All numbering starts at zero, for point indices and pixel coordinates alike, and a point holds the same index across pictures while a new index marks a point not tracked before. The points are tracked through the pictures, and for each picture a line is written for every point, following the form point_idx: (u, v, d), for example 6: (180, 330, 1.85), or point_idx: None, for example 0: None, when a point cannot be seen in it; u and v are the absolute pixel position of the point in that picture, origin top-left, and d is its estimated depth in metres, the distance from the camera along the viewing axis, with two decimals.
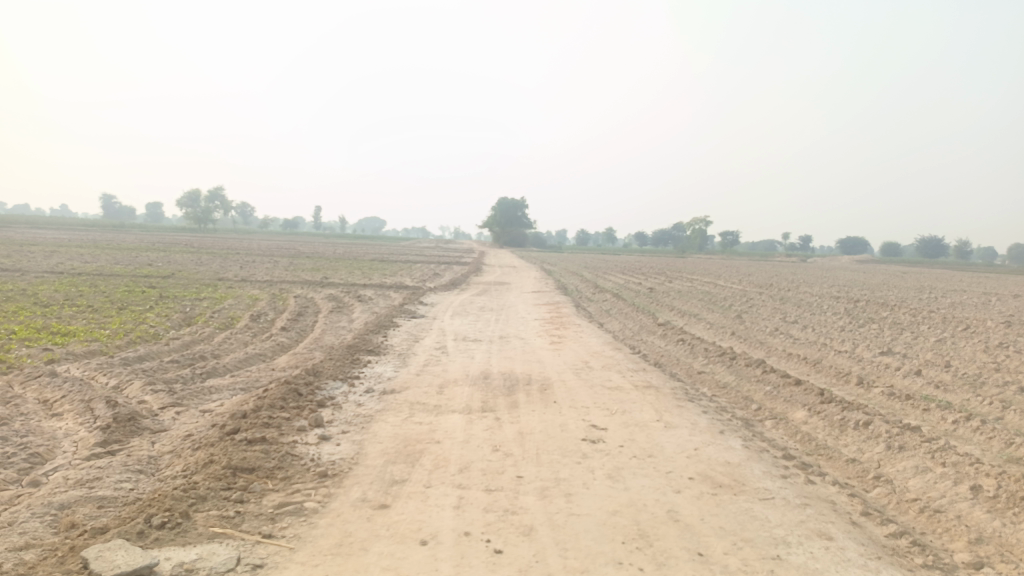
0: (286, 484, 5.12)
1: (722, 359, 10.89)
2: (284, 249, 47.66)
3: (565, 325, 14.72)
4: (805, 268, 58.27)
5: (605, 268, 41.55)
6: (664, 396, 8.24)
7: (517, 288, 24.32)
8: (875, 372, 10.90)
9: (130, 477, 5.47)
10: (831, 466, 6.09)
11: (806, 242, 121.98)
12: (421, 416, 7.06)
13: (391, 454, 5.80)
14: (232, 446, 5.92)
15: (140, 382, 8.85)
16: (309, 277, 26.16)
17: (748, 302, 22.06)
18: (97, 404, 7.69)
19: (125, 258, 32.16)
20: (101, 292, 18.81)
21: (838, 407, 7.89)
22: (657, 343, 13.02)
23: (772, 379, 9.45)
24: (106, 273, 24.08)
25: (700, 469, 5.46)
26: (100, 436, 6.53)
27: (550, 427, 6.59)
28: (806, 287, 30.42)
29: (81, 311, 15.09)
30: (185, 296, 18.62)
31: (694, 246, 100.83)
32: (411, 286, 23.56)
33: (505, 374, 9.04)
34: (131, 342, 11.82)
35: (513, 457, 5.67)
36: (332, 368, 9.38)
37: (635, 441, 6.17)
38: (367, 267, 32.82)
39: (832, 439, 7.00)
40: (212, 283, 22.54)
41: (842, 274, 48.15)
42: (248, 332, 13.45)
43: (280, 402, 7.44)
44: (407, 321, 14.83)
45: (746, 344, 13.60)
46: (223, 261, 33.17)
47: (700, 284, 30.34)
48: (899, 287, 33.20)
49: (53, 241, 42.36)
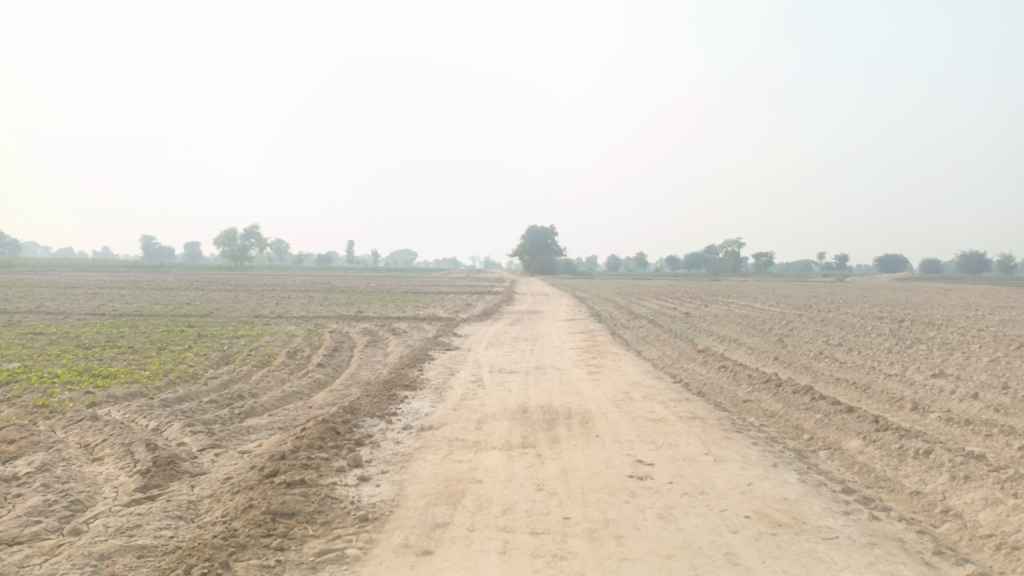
0: (326, 529, 4.98)
1: (767, 386, 10.56)
2: (318, 284, 48.27)
3: (602, 353, 14.49)
4: (844, 287, 57.05)
5: (638, 294, 41.01)
6: (710, 427, 7.97)
7: (551, 316, 24.07)
8: (929, 396, 10.46)
9: (170, 524, 5.39)
10: (894, 500, 5.77)
11: (843, 261, 119.79)
12: (461, 453, 6.90)
13: (432, 495, 5.65)
14: (271, 490, 5.82)
15: (179, 423, 8.85)
16: (343, 312, 26.32)
17: (788, 325, 21.55)
18: (137, 448, 7.67)
19: (165, 298, 32.78)
20: (141, 333, 19.09)
21: (895, 435, 7.53)
22: (699, 370, 12.71)
23: (821, 406, 9.10)
24: (147, 314, 24.51)
25: (755, 506, 5.21)
26: (140, 481, 6.49)
27: (594, 463, 6.38)
28: (848, 307, 29.69)
29: (122, 352, 15.28)
30: (223, 334, 18.80)
31: (727, 269, 99.65)
32: (445, 318, 23.52)
33: (544, 408, 8.86)
34: (170, 382, 11.89)
35: (558, 496, 5.47)
36: (369, 405, 9.28)
37: (684, 477, 5.93)
38: (400, 300, 32.95)
39: (891, 469, 6.66)
40: (249, 320, 22.76)
41: (882, 292, 47.06)
42: (285, 369, 13.47)
43: (318, 441, 7.35)
44: (442, 354, 14.74)
45: (790, 369, 13.21)
46: (259, 298, 33.60)
47: (736, 307, 29.86)
48: (944, 305, 32.28)
49: (96, 283, 43.39)
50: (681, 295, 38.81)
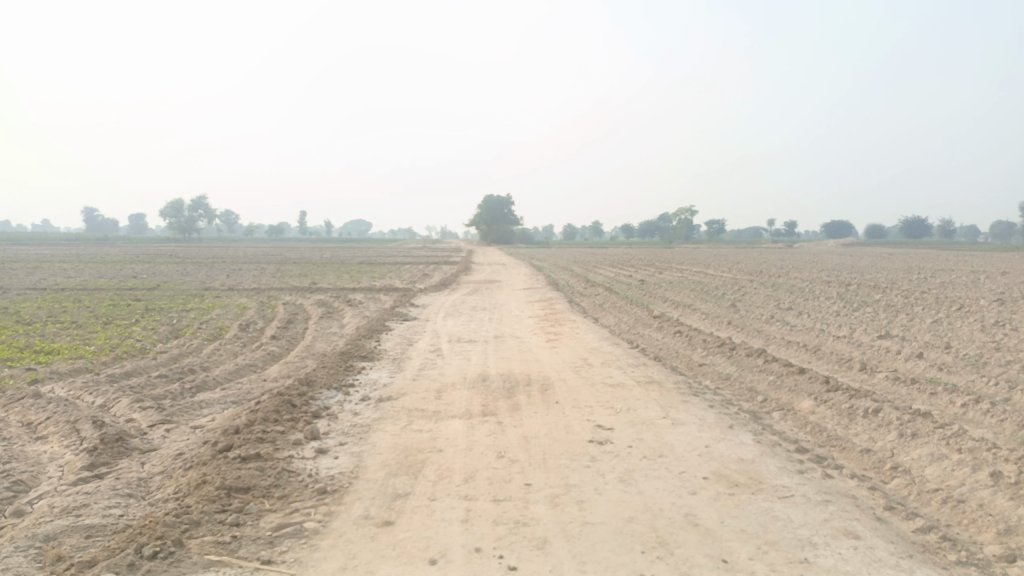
0: (284, 504, 4.88)
1: (721, 350, 10.72)
2: (270, 256, 47.35)
3: (560, 321, 14.53)
4: (793, 254, 58.41)
5: (594, 261, 41.37)
6: (667, 391, 8.05)
7: (508, 285, 24.06)
8: (877, 357, 10.77)
9: (120, 502, 5.22)
10: (845, 458, 5.91)
11: (792, 227, 122.47)
12: (420, 423, 6.84)
13: (392, 465, 5.58)
14: (225, 465, 5.68)
15: (127, 399, 8.58)
16: (297, 283, 25.87)
17: (741, 290, 21.94)
18: (83, 425, 7.40)
19: (109, 271, 31.69)
20: (85, 307, 18.44)
21: (845, 395, 7.72)
22: (655, 336, 12.85)
23: (775, 368, 9.28)
24: (90, 288, 23.67)
25: (713, 467, 5.28)
26: (86, 459, 6.27)
27: (555, 429, 6.38)
28: (798, 272, 30.37)
29: (65, 328, 14.74)
30: (171, 307, 18.27)
31: (680, 237, 100.94)
32: (401, 288, 23.29)
33: (503, 375, 8.84)
34: (117, 358, 11.51)
35: (519, 463, 5.45)
36: (325, 377, 9.12)
37: (644, 441, 5.98)
38: (356, 271, 32.54)
39: (842, 428, 6.83)
40: (199, 293, 22.19)
41: (829, 258, 48.33)
42: (237, 342, 13.17)
43: (273, 414, 7.20)
44: (399, 324, 14.60)
45: (743, 333, 13.45)
46: (209, 270, 32.72)
47: (690, 273, 30.29)
48: (889, 269, 33.24)
49: (35, 257, 41.75)
50: (637, 263, 39.26)
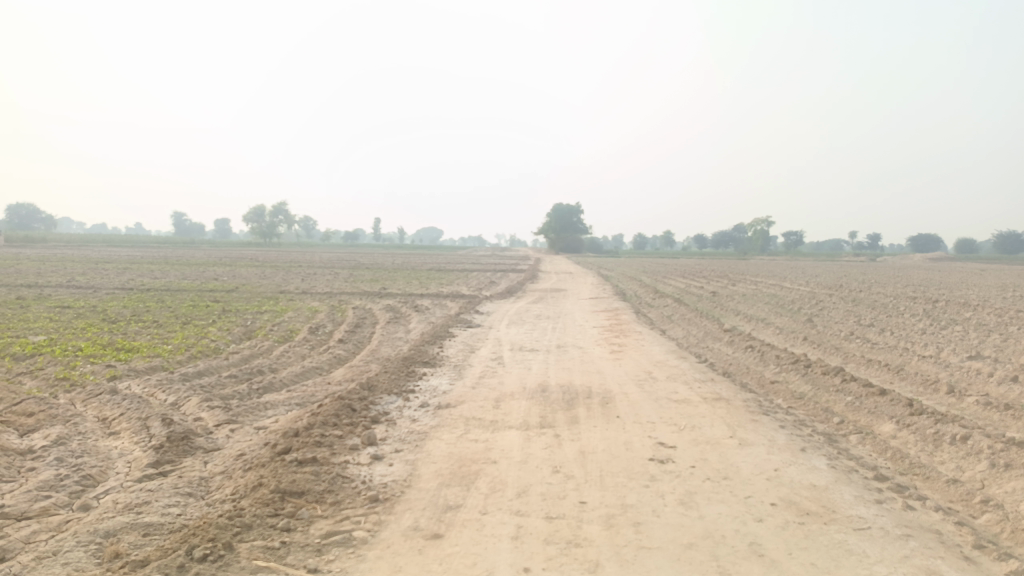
0: (335, 510, 4.84)
1: (795, 367, 10.23)
2: (343, 260, 48.49)
3: (625, 332, 14.21)
4: (875, 267, 56.02)
5: (664, 272, 40.71)
6: (735, 409, 7.70)
7: (575, 295, 23.80)
8: (966, 379, 10.05)
9: (179, 501, 5.29)
10: (929, 488, 5.48)
11: (875, 240, 117.53)
12: (477, 433, 6.72)
13: (446, 475, 5.48)
14: (282, 467, 5.70)
15: (197, 398, 8.80)
16: (368, 288, 26.31)
17: (818, 305, 21.02)
18: (153, 423, 7.62)
19: (192, 273, 33.03)
20: (166, 307, 19.19)
21: (930, 419, 7.20)
22: (725, 350, 12.40)
23: (853, 389, 8.77)
24: (173, 289, 24.68)
25: (782, 493, 4.96)
26: (152, 456, 6.42)
27: (614, 445, 6.16)
28: (881, 287, 28.95)
29: (146, 327, 15.35)
30: (246, 309, 18.85)
31: (755, 248, 98.28)
32: (468, 295, 23.36)
33: (564, 387, 8.65)
34: (191, 357, 11.88)
35: (575, 479, 5.27)
36: (387, 382, 9.14)
37: (707, 461, 5.70)
38: (425, 277, 32.91)
39: (926, 456, 6.35)
40: (273, 296, 22.81)
41: (915, 273, 45.97)
42: (306, 345, 13.41)
43: (333, 419, 7.22)
44: (463, 331, 14.58)
45: (819, 350, 12.84)
46: (285, 274, 33.70)
47: (765, 286, 29.32)
48: (981, 285, 31.35)
49: (125, 259, 43.86)
50: (709, 274, 38.40)
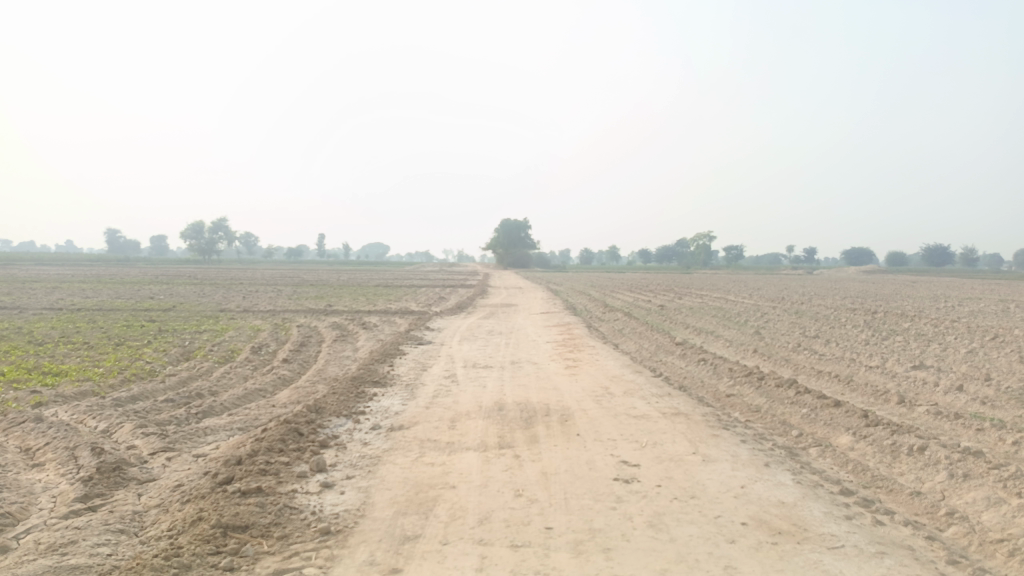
0: (282, 545, 4.49)
1: (749, 379, 10.22)
2: (288, 277, 47.35)
3: (579, 347, 14.07)
4: (813, 280, 57.65)
5: (611, 286, 40.89)
6: (695, 424, 7.59)
7: (526, 310, 23.61)
8: (914, 389, 10.21)
9: (109, 539, 4.85)
10: (894, 501, 5.42)
11: (811, 253, 121.26)
12: (433, 456, 6.43)
13: (402, 503, 5.17)
14: (224, 499, 5.30)
15: (130, 424, 8.26)
16: (313, 305, 25.64)
17: (764, 317, 21.33)
18: (82, 452, 7.07)
19: (126, 292, 31.72)
20: (99, 328, 18.25)
21: (886, 430, 7.23)
22: (678, 364, 12.37)
23: (807, 400, 8.79)
24: (106, 308, 23.56)
25: (752, 512, 4.83)
26: (80, 489, 5.92)
27: (577, 465, 5.96)
28: (822, 299, 29.66)
29: (76, 349, 14.51)
30: (185, 329, 18.08)
31: (699, 262, 100.13)
32: (417, 311, 22.94)
33: (521, 404, 8.41)
34: (125, 380, 11.22)
35: (539, 503, 5.03)
36: (335, 403, 8.74)
37: (673, 480, 5.54)
38: (373, 293, 32.37)
39: (886, 468, 6.34)
40: (214, 315, 21.97)
41: (852, 284, 47.33)
42: (249, 366, 12.86)
43: (279, 444, 6.82)
44: (414, 348, 14.21)
45: (770, 362, 12.94)
46: (226, 291, 32.69)
47: (711, 299, 29.78)
48: (913, 297, 32.46)
49: (53, 278, 41.63)
50: (655, 288, 38.81)
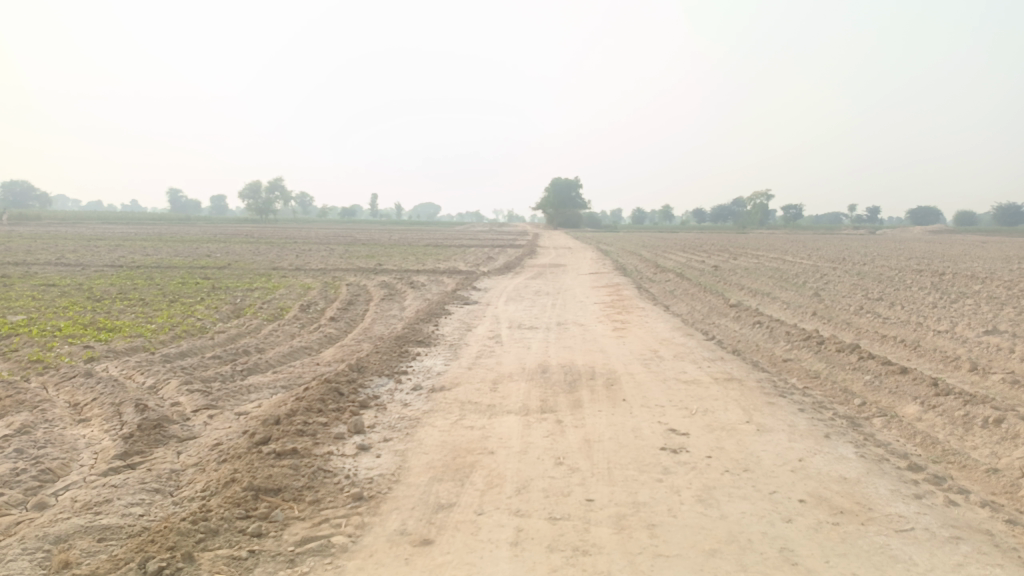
0: (313, 511, 4.35)
1: (808, 344, 9.73)
2: (341, 236, 47.83)
3: (628, 308, 13.72)
4: (876, 239, 55.52)
5: (664, 246, 40.04)
6: (749, 390, 7.21)
7: (575, 270, 23.17)
8: (987, 356, 9.57)
9: (144, 499, 4.80)
10: (968, 479, 4.98)
11: (874, 213, 116.84)
12: (472, 419, 6.23)
13: (438, 469, 4.98)
14: (258, 461, 5.20)
15: (176, 380, 8.30)
16: (363, 264, 25.74)
17: (824, 279, 20.49)
18: (127, 409, 7.10)
19: (184, 250, 32.42)
20: (155, 285, 18.62)
21: (958, 400, 6.72)
22: (731, 326, 11.92)
23: (870, 366, 8.30)
24: (163, 266, 24.07)
25: (810, 488, 4.48)
26: (120, 447, 5.91)
27: (621, 432, 5.67)
28: (886, 259, 28.38)
29: (132, 305, 14.82)
30: (237, 286, 18.30)
31: (755, 221, 97.44)
32: (465, 271, 22.79)
33: (565, 367, 8.16)
34: (175, 337, 11.36)
35: (580, 473, 4.77)
36: (377, 363, 8.63)
37: (724, 451, 5.21)
38: (423, 252, 32.43)
39: (957, 441, 5.88)
40: (266, 273, 22.22)
41: (919, 244, 45.26)
42: (296, 324, 12.90)
43: (318, 404, 6.71)
44: (459, 308, 14.03)
45: (830, 326, 12.35)
46: (279, 250, 33.13)
47: (767, 259, 28.83)
48: (984, 257, 30.76)
49: (117, 236, 42.95)
50: (709, 248, 37.82)
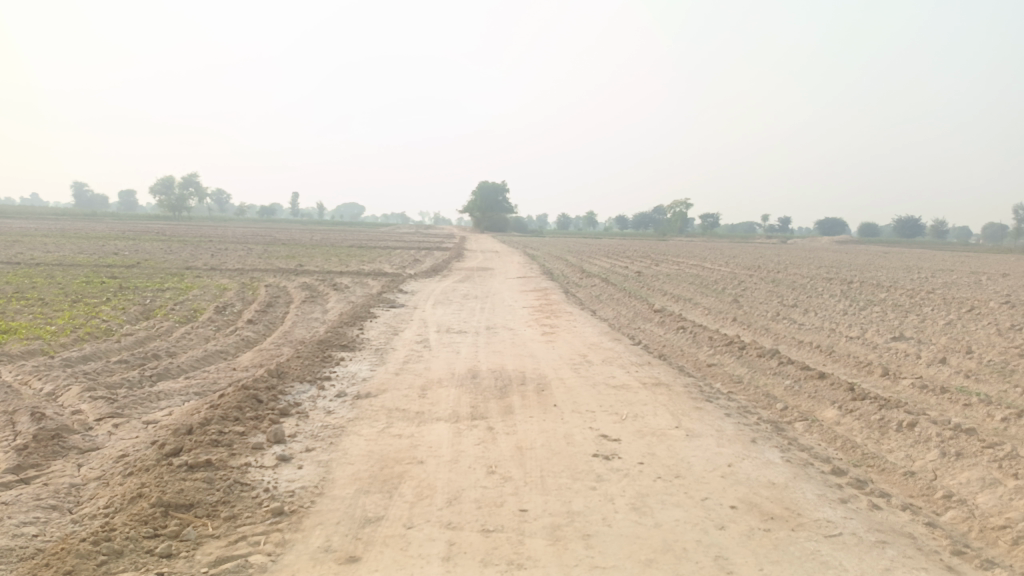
0: (229, 528, 4.06)
1: (730, 349, 9.93)
2: (259, 237, 46.31)
3: (555, 313, 13.72)
4: (788, 249, 57.85)
5: (589, 252, 40.50)
6: (677, 395, 7.26)
7: (502, 274, 23.11)
8: (896, 361, 10.00)
9: (38, 517, 4.38)
10: (887, 482, 5.13)
11: (785, 222, 122.11)
12: (400, 427, 6.02)
13: (365, 480, 4.76)
14: (169, 474, 4.84)
15: (78, 387, 7.72)
16: (284, 265, 24.93)
17: (741, 286, 21.14)
18: (21, 417, 6.54)
19: (89, 247, 30.63)
20: (56, 284, 17.46)
21: (873, 405, 6.95)
22: (656, 331, 12.08)
23: (790, 371, 8.52)
24: (66, 264, 22.66)
25: (741, 493, 4.50)
26: (13, 459, 5.41)
27: (554, 439, 5.58)
28: (799, 268, 29.54)
29: (29, 305, 13.81)
30: (147, 287, 17.37)
31: (675, 228, 100.14)
32: (390, 273, 22.39)
33: (495, 372, 8.03)
34: (77, 340, 10.62)
35: (513, 482, 4.65)
36: (299, 368, 8.28)
37: (656, 457, 5.19)
38: (347, 254, 31.71)
39: (874, 444, 6.06)
40: (179, 273, 21.18)
41: (828, 254, 47.42)
42: (212, 326, 12.30)
43: (235, 412, 6.35)
44: (385, 311, 13.72)
45: (750, 331, 12.70)
46: (194, 249, 31.73)
47: (688, 267, 29.57)
48: (886, 267, 32.42)
49: (16, 231, 40.38)
50: (632, 254, 38.54)
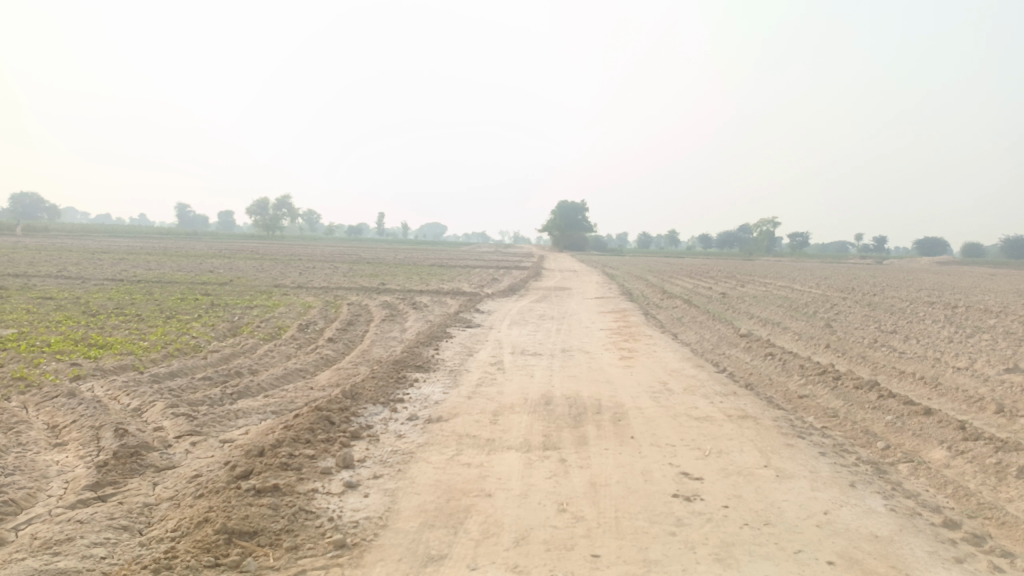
0: (289, 560, 3.95)
1: (823, 379, 9.28)
2: (344, 255, 47.76)
3: (635, 336, 13.31)
4: (883, 270, 54.95)
5: (672, 271, 39.72)
6: (766, 430, 6.77)
7: (581, 294, 22.80)
8: (1012, 396, 9.11)
9: (109, 538, 4.39)
10: (1009, 538, 4.54)
11: (881, 243, 116.40)
12: (470, 455, 5.82)
13: (430, 513, 4.57)
14: (236, 498, 4.80)
15: (162, 403, 7.90)
16: (366, 283, 25.38)
17: (834, 309, 20.05)
18: (106, 433, 6.71)
19: (187, 265, 32.16)
20: (153, 300, 18.28)
21: (989, 446, 6.27)
22: (742, 358, 11.49)
23: (892, 405, 7.84)
24: (165, 281, 23.79)
25: (838, 547, 4.06)
26: (93, 476, 5.51)
27: (630, 475, 5.25)
28: (898, 291, 27.90)
29: (127, 321, 14.47)
30: (236, 303, 17.96)
31: (761, 248, 96.97)
32: (469, 292, 22.40)
33: (570, 399, 7.73)
34: (166, 355, 10.97)
35: (586, 522, 4.36)
36: (373, 389, 8.21)
37: (743, 500, 4.78)
38: (428, 272, 32.12)
39: (991, 492, 5.43)
40: (267, 290, 21.86)
41: (928, 276, 44.70)
42: (293, 344, 12.50)
43: (307, 434, 6.30)
44: (462, 331, 13.65)
45: (844, 359, 11.90)
46: (283, 267, 32.82)
47: (775, 287, 28.42)
48: (995, 290, 30.18)
49: (123, 249, 43.03)
50: (717, 275, 37.40)
